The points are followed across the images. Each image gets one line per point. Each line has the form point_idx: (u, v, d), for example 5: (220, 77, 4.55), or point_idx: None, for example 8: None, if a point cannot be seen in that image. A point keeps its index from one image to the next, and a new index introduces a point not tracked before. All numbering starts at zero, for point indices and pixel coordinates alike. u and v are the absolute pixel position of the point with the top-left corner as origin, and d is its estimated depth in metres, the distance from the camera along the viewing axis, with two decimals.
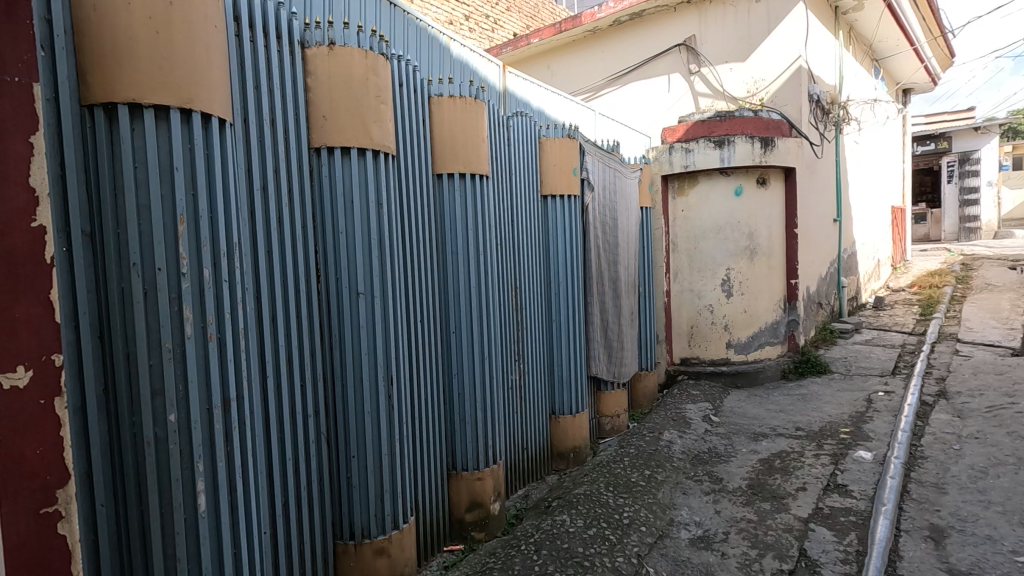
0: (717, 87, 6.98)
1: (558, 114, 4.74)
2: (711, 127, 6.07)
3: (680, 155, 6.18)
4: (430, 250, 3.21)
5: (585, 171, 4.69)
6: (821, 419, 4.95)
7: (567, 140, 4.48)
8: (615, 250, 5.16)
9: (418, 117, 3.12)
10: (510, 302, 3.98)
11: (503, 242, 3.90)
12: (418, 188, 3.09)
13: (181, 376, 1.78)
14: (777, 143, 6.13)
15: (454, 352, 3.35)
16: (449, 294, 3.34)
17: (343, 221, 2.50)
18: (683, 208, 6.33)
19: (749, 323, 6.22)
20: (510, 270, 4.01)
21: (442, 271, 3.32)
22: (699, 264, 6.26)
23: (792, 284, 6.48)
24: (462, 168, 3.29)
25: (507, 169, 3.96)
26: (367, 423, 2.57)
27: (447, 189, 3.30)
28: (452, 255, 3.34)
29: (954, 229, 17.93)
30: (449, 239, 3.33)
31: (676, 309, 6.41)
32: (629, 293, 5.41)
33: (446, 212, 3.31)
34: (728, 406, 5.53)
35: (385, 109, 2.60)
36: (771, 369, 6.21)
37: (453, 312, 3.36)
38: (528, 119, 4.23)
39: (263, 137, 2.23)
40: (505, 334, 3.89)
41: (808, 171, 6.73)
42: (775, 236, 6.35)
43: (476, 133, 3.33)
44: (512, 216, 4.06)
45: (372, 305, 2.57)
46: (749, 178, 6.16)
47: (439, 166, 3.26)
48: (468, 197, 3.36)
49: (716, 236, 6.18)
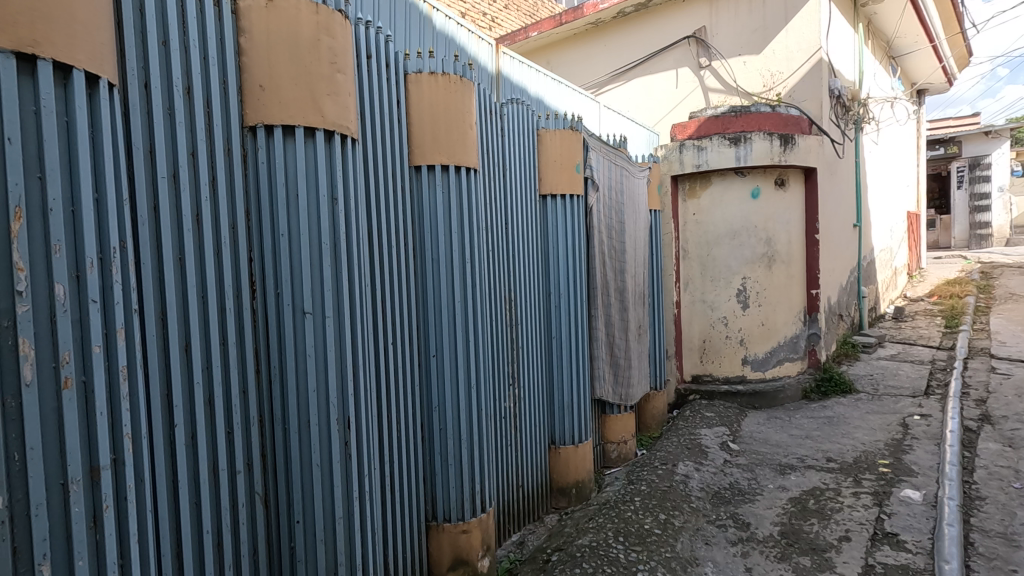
0: (731, 83, 6.52)
1: (559, 103, 4.21)
2: (725, 124, 5.56)
3: (692, 154, 5.65)
4: (404, 257, 2.66)
5: (590, 168, 4.16)
6: (854, 448, 4.40)
7: (570, 132, 3.93)
8: (623, 258, 4.63)
9: (392, 98, 2.59)
10: (504, 318, 3.43)
11: (496, 249, 3.35)
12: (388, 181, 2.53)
13: (16, 441, 1.22)
14: (798, 141, 5.61)
15: (436, 381, 2.80)
16: (429, 311, 2.78)
17: (285, 220, 1.95)
18: (694, 212, 5.79)
19: (766, 338, 5.70)
20: (504, 279, 3.47)
21: (421, 283, 2.77)
22: (713, 272, 5.73)
23: (813, 295, 5.95)
24: (445, 160, 2.76)
25: (500, 164, 3.43)
26: (318, 477, 2.01)
27: (428, 186, 2.75)
28: (435, 264, 2.79)
29: (966, 236, 17.44)
30: (431, 243, 2.77)
31: (687, 321, 5.87)
32: (637, 306, 4.86)
33: (425, 211, 2.75)
34: (746, 430, 4.98)
35: (343, 81, 2.06)
36: (791, 388, 5.67)
37: (435, 333, 2.80)
38: (525, 106, 3.69)
39: (172, 109, 1.69)
40: (497, 355, 3.33)
41: (830, 172, 6.21)
42: (795, 242, 5.83)
43: (463, 118, 2.79)
44: (506, 219, 3.52)
45: (323, 327, 2.01)
46: (767, 178, 5.64)
47: (418, 156, 2.72)
48: (453, 194, 2.81)
49: (731, 242, 5.66)
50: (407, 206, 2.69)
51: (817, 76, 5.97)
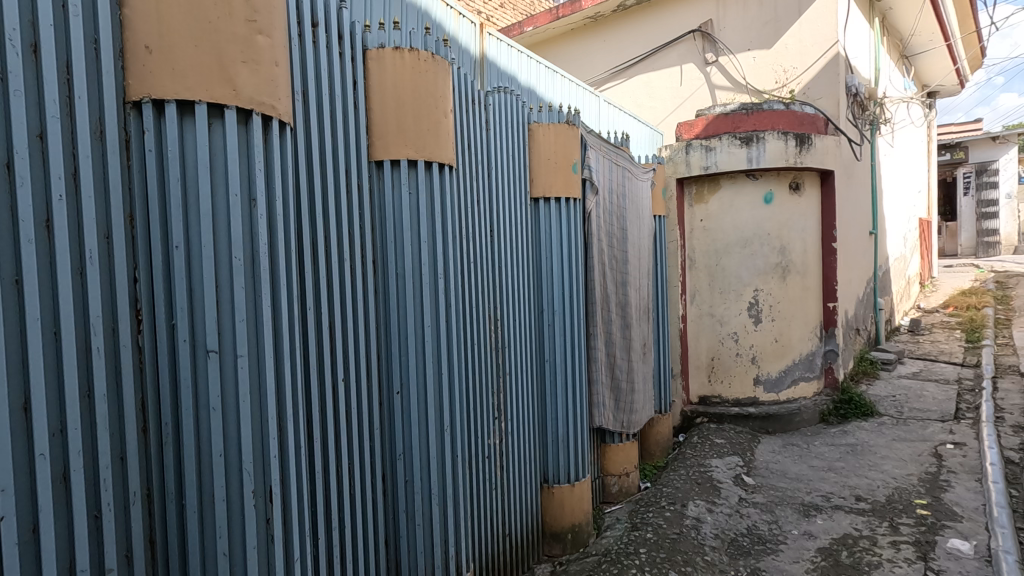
0: (740, 80, 6.07)
1: (553, 95, 3.74)
2: (735, 122, 5.10)
3: (699, 155, 5.18)
4: (360, 274, 2.15)
5: (587, 169, 3.70)
6: (885, 484, 3.92)
7: (565, 127, 3.46)
8: (625, 269, 4.15)
9: (345, 78, 2.12)
10: (487, 339, 2.95)
11: (478, 262, 2.86)
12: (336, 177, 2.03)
13: None
14: (814, 141, 5.15)
15: (400, 425, 2.30)
16: (393, 339, 2.28)
17: (182, 227, 1.45)
18: (702, 217, 5.33)
19: (781, 355, 5.23)
20: (489, 298, 2.98)
21: (383, 305, 2.28)
22: (722, 284, 5.26)
23: (831, 309, 5.47)
24: (413, 153, 2.27)
25: (483, 162, 2.95)
26: (228, 569, 1.51)
27: (391, 187, 2.26)
28: (400, 282, 2.29)
29: (972, 243, 17.09)
30: (395, 257, 2.28)
31: (694, 337, 5.39)
32: (641, 323, 4.39)
33: (387, 217, 2.26)
34: (762, 460, 4.49)
35: (264, 46, 1.56)
36: (808, 411, 5.19)
37: (401, 367, 2.30)
38: (513, 96, 3.22)
39: (5, 71, 1.19)
40: (478, 387, 2.85)
41: (848, 175, 5.74)
42: (810, 252, 5.36)
43: (434, 106, 2.32)
44: (492, 226, 3.04)
45: (236, 371, 1.51)
46: (781, 182, 5.18)
47: (379, 149, 2.23)
48: (422, 197, 2.33)
49: (742, 251, 5.20)
50: (365, 211, 2.19)
51: (833, 71, 5.51)
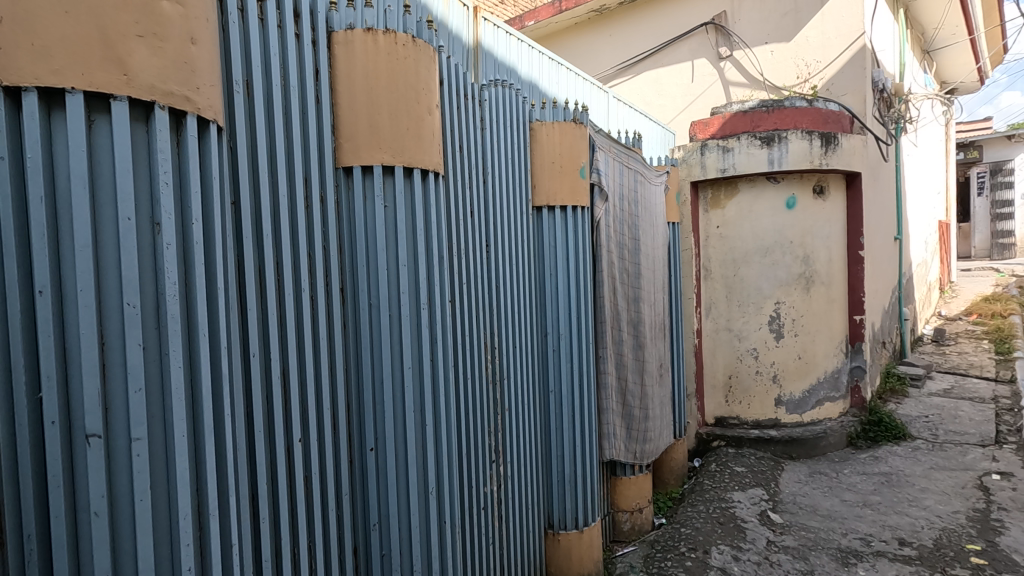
0: (757, 76, 5.66)
1: (559, 90, 3.33)
2: (755, 121, 4.69)
3: (716, 156, 4.76)
4: (322, 308, 1.74)
5: (596, 172, 3.29)
6: (929, 524, 3.50)
7: (570, 125, 3.05)
8: (638, 284, 3.74)
9: (303, 65, 1.72)
10: (483, 372, 2.53)
11: (472, 283, 2.46)
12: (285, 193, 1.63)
13: None
14: (840, 141, 4.73)
15: (376, 487, 1.89)
16: (366, 384, 1.87)
17: (47, 264, 1.03)
18: (717, 223, 4.91)
19: (804, 374, 4.82)
20: (484, 323, 2.57)
21: (354, 342, 1.86)
22: (740, 296, 4.85)
23: (857, 322, 5.05)
24: (390, 159, 1.87)
25: (477, 166, 2.55)
26: None
27: (363, 198, 1.85)
28: (375, 314, 1.87)
29: (986, 245, 16.63)
30: (368, 285, 1.86)
31: (709, 353, 4.97)
32: (655, 342, 3.99)
33: (357, 236, 1.85)
34: (787, 492, 4.08)
35: (170, 13, 1.15)
36: (834, 434, 4.77)
37: (376, 418, 1.89)
38: (511, 90, 2.81)
39: None
40: (472, 428, 2.43)
41: (875, 177, 5.31)
42: (835, 261, 4.95)
43: (415, 102, 1.91)
44: (488, 240, 2.63)
45: (130, 461, 1.09)
46: (804, 186, 4.77)
47: (348, 153, 1.83)
48: (401, 211, 1.91)
49: (762, 260, 4.79)
50: (329, 229, 1.78)
51: (860, 64, 5.08)
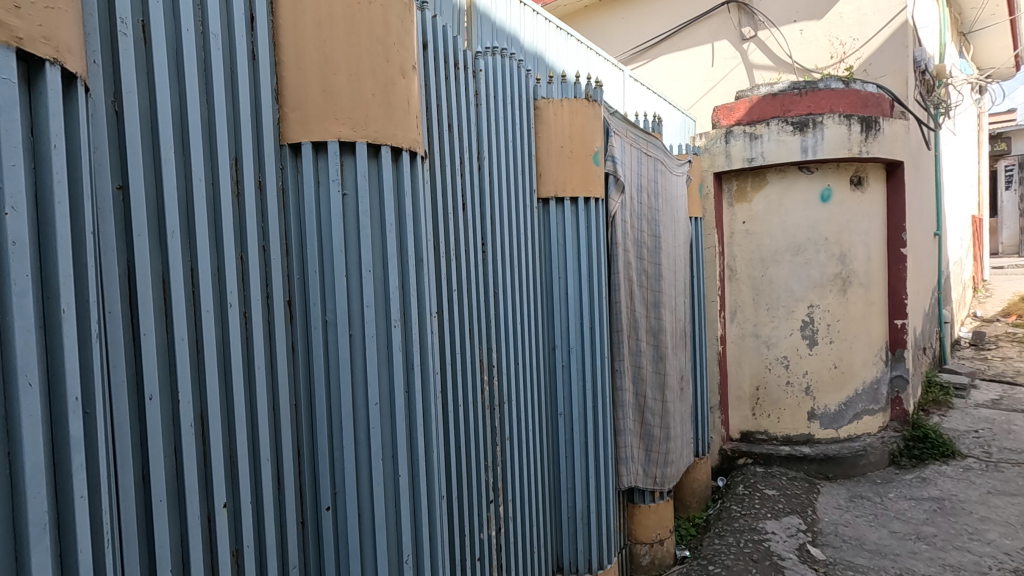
0: (785, 58, 5.18)
1: (568, 64, 2.89)
2: (786, 105, 4.23)
3: (742, 145, 4.30)
4: (257, 327, 1.33)
5: (612, 160, 2.86)
6: (998, 565, 3.03)
7: (583, 104, 2.61)
8: (659, 287, 3.30)
9: (230, 8, 1.31)
10: (477, 396, 2.11)
11: (462, 289, 2.04)
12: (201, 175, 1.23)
13: None
14: (881, 126, 4.25)
15: (334, 558, 1.47)
16: (320, 425, 1.44)
17: None
18: (743, 218, 4.45)
19: (840, 385, 4.35)
20: (479, 339, 2.15)
21: (303, 371, 1.43)
22: (769, 299, 4.39)
23: (899, 327, 4.57)
24: (350, 132, 1.44)
25: (469, 150, 2.13)
26: None
27: (315, 183, 1.43)
28: (332, 335, 1.44)
29: (1016, 241, 15.93)
30: (322, 296, 1.43)
31: (734, 362, 4.52)
32: (676, 352, 3.54)
33: (307, 232, 1.42)
34: (827, 520, 3.62)
35: None
36: (874, 452, 4.30)
37: (334, 468, 1.46)
38: (511, 61, 2.39)
39: None
40: (464, 465, 2.01)
41: (918, 167, 4.81)
42: (874, 259, 4.46)
43: (382, 61, 1.48)
44: (484, 237, 2.21)
45: None
46: (841, 176, 4.29)
47: (295, 126, 1.41)
48: (368, 200, 1.47)
49: (794, 259, 4.32)
50: (269, 225, 1.36)
51: (901, 42, 4.59)
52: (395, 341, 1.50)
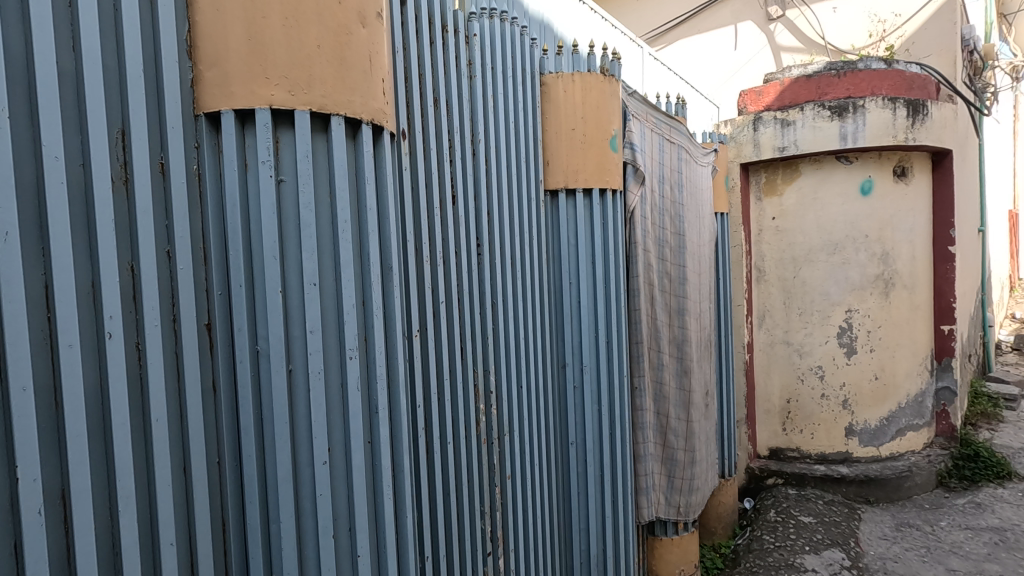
0: (817, 39, 4.74)
1: (580, 35, 2.51)
2: (822, 88, 3.81)
3: (772, 132, 3.88)
4: (159, 364, 0.96)
5: (630, 147, 2.48)
6: None
7: (599, 79, 2.22)
8: (684, 293, 2.90)
9: None
10: (469, 430, 1.74)
11: (450, 300, 1.67)
12: (65, 153, 0.87)
13: None
14: (930, 110, 3.81)
15: None
16: (252, 491, 1.08)
17: None
18: (773, 214, 4.03)
19: (882, 398, 3.92)
20: (473, 362, 1.78)
21: (228, 419, 1.07)
22: (802, 303, 3.97)
23: (947, 334, 4.13)
24: (286, 97, 1.05)
25: (462, 131, 1.76)
26: None
27: (241, 167, 1.06)
28: (266, 369, 1.07)
29: None
30: (251, 317, 1.07)
31: (763, 372, 4.10)
32: (702, 364, 3.14)
33: (231, 232, 1.06)
34: (873, 555, 3.23)
35: None
36: (921, 473, 3.87)
37: (270, 546, 1.10)
38: (512, 27, 2.01)
39: None
40: (452, 514, 1.64)
41: (966, 156, 4.36)
42: (920, 259, 4.02)
43: (332, 2, 1.09)
44: (479, 236, 1.84)
45: None
46: (883, 167, 3.86)
47: (211, 89, 1.04)
48: (314, 189, 1.09)
49: (830, 259, 3.90)
50: (174, 224, 1.00)
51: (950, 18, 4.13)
52: (351, 378, 1.12)
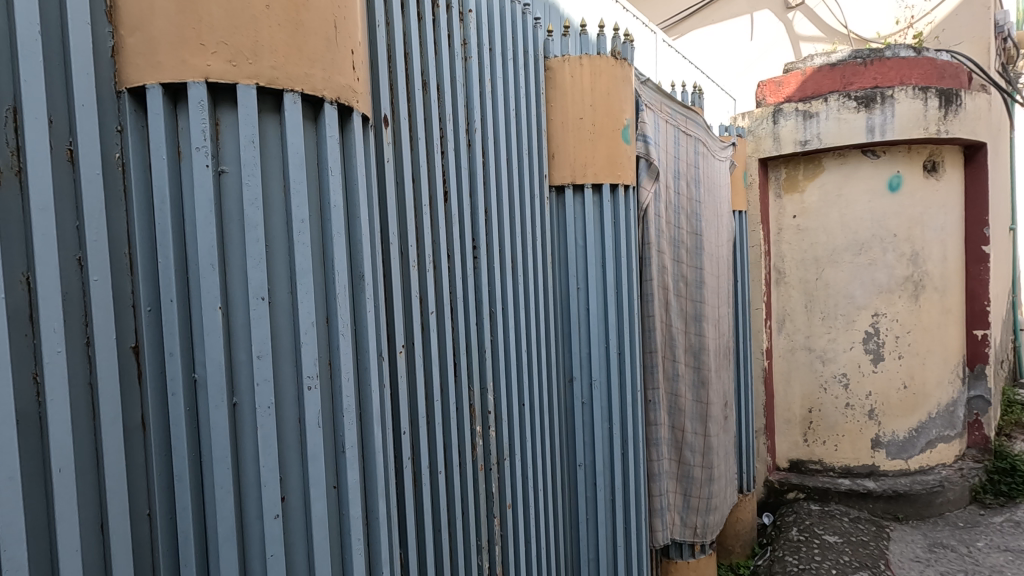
0: (840, 27, 4.53)
1: (588, 17, 2.30)
2: (847, 78, 3.57)
3: (793, 125, 3.65)
4: (62, 400, 0.77)
5: (643, 140, 2.27)
6: None
7: (610, 63, 2.01)
8: (702, 298, 2.68)
9: None
10: (463, 454, 1.54)
11: (440, 310, 1.47)
12: None
13: None
14: (963, 100, 3.54)
15: None
16: (188, 550, 0.89)
17: None
18: (794, 212, 3.79)
19: (912, 408, 3.67)
20: (468, 380, 1.59)
21: (158, 462, 0.88)
22: (825, 306, 3.73)
23: (981, 339, 3.86)
24: (227, 68, 0.86)
25: (455, 118, 1.56)
26: None
27: (173, 155, 0.87)
28: (204, 401, 0.88)
29: None
30: (188, 339, 0.88)
31: (783, 379, 3.87)
32: (720, 373, 2.92)
33: (161, 235, 0.86)
34: None
35: None
36: (953, 489, 3.62)
37: None
38: (511, 5, 1.81)
39: None
40: (442, 552, 1.44)
41: (1000, 149, 4.09)
42: (952, 260, 3.77)
43: None
44: (474, 237, 1.63)
45: None
46: (913, 162, 3.61)
47: (135, 59, 0.84)
48: (263, 182, 0.89)
49: (856, 260, 3.66)
50: (85, 226, 0.80)
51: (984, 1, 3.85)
52: (311, 413, 0.92)
